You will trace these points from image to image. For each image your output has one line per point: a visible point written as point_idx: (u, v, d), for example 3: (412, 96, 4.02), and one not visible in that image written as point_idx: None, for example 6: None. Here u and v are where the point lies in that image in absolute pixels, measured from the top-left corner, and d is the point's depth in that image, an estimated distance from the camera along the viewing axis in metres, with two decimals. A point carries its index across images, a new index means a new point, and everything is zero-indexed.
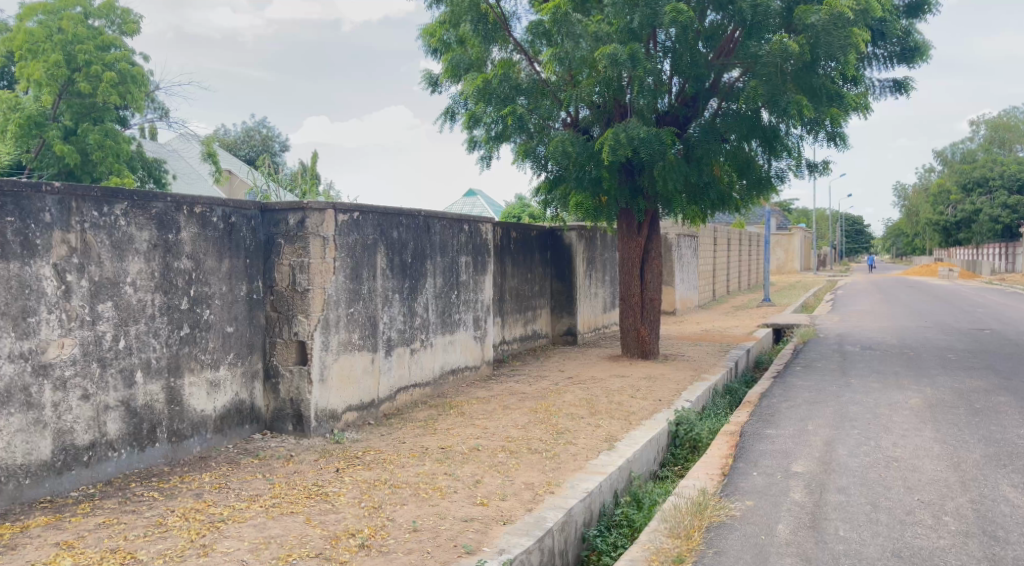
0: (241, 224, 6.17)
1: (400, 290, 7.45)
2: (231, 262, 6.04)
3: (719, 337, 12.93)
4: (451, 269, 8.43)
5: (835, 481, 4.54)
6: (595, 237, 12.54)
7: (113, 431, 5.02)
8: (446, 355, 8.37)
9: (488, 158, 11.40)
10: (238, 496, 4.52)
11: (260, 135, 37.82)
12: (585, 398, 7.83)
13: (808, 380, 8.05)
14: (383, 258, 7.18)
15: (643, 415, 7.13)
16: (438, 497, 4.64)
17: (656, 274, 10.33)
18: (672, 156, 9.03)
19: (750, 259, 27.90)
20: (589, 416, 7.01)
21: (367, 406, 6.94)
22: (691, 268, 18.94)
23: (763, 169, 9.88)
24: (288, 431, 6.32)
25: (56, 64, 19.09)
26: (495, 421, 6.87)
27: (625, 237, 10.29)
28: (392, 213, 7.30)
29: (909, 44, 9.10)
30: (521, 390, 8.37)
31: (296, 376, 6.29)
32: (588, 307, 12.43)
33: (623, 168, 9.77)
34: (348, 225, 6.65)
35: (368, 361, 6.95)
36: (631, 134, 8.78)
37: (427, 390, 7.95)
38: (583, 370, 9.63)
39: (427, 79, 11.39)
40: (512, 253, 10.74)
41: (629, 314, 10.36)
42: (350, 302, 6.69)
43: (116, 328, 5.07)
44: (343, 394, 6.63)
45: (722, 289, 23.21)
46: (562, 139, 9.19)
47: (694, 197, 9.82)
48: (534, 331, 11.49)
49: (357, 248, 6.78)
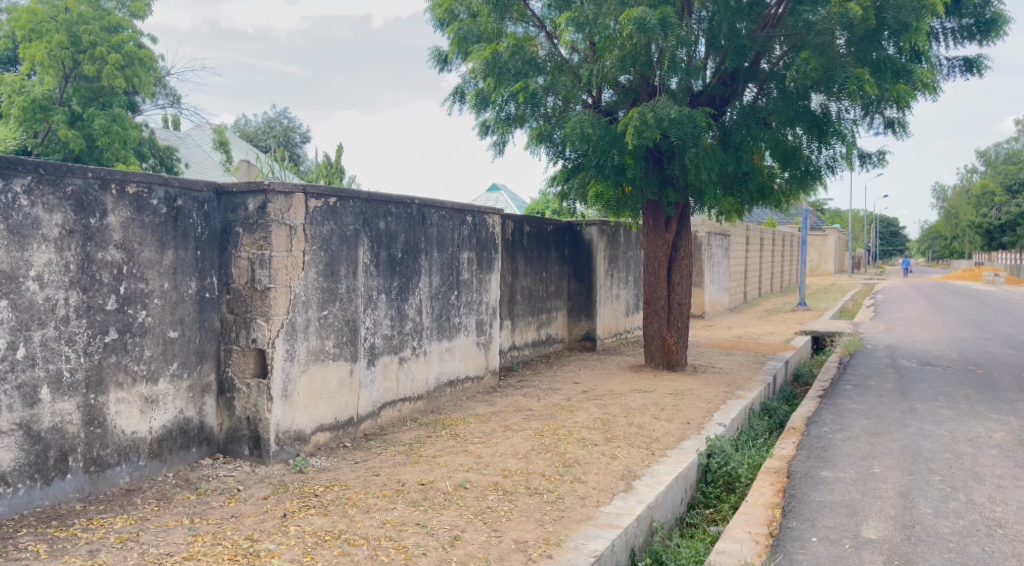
0: (191, 208, 5.15)
1: (387, 289, 6.44)
2: (176, 254, 5.04)
3: (754, 345, 11.78)
4: (450, 266, 7.40)
5: (924, 559, 3.46)
6: (618, 233, 11.44)
7: (5, 462, 4.08)
8: (442, 364, 7.33)
9: (501, 144, 10.39)
10: (141, 557, 3.54)
11: (282, 126, 37.02)
12: (600, 419, 6.74)
13: (863, 402, 6.90)
14: (367, 252, 6.17)
15: (667, 442, 6.03)
16: (401, 562, 3.62)
17: (686, 276, 9.21)
18: (706, 142, 7.92)
19: (783, 259, 26.51)
20: (603, 443, 5.94)
21: (343, 425, 5.95)
22: (722, 269, 17.79)
23: (810, 160, 8.70)
24: (244, 456, 5.32)
25: (60, 45, 18.34)
26: (492, 447, 5.83)
27: (652, 234, 9.17)
28: (378, 201, 6.30)
29: (984, 15, 7.89)
30: (528, 407, 7.32)
31: (253, 391, 5.29)
32: (609, 309, 11.32)
33: (650, 156, 8.65)
34: (322, 213, 5.67)
35: (346, 373, 5.96)
36: (659, 114, 7.68)
37: (418, 405, 6.91)
38: (599, 382, 8.54)
39: (435, 55, 10.35)
40: (525, 250, 9.69)
41: (654, 320, 9.24)
42: (323, 304, 5.69)
43: (13, 334, 4.11)
44: (313, 412, 5.63)
45: (754, 291, 21.96)
46: (580, 121, 8.18)
47: (729, 188, 8.75)
48: (548, 336, 10.42)
49: (332, 240, 5.77)
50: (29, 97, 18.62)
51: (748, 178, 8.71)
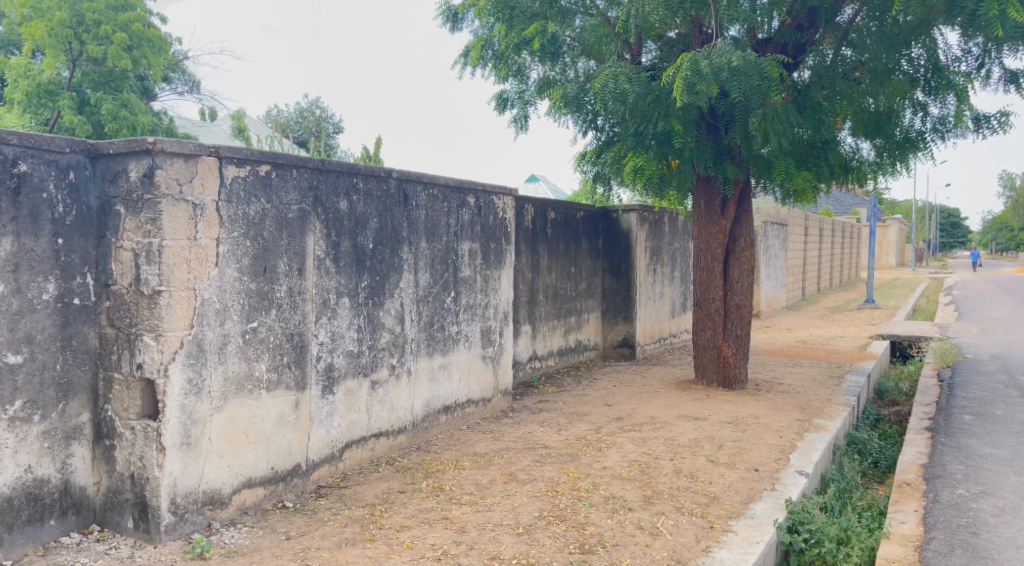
0: (45, 176, 3.59)
1: (352, 291, 4.85)
2: (18, 243, 3.48)
3: (826, 352, 9.96)
4: (445, 260, 5.77)
5: None
6: (662, 221, 9.70)
7: None
8: (434, 386, 5.71)
9: (523, 119, 8.69)
10: None
11: (314, 115, 35.66)
12: (638, 464, 5.08)
13: (998, 446, 5.16)
14: (320, 242, 4.59)
15: (731, 505, 4.37)
16: None
17: (746, 272, 7.41)
18: (777, 101, 6.17)
19: (843, 251, 24.24)
20: (643, 507, 4.31)
21: (284, 476, 4.41)
22: (780, 263, 15.87)
23: (907, 126, 6.95)
24: (127, 530, 3.77)
25: (61, 22, 16.93)
26: (484, 512, 4.22)
27: (704, 219, 7.41)
28: (339, 171, 4.71)
29: None
30: (545, 442, 5.68)
31: (138, 439, 3.72)
32: (652, 310, 9.57)
33: (704, 121, 6.92)
34: (249, 188, 4.12)
35: (288, 407, 4.41)
36: (718, 62, 5.88)
37: (397, 441, 5.31)
38: (639, 404, 6.86)
39: (444, 12, 8.67)
40: (549, 241, 8.02)
41: (705, 326, 7.48)
42: (249, 314, 4.13)
43: None
44: (234, 463, 4.08)
45: (813, 286, 19.87)
46: (613, 74, 6.47)
47: (803, 161, 6.95)
48: (578, 343, 8.73)
49: (265, 223, 4.21)
50: (34, 80, 17.28)
51: (827, 148, 6.94)
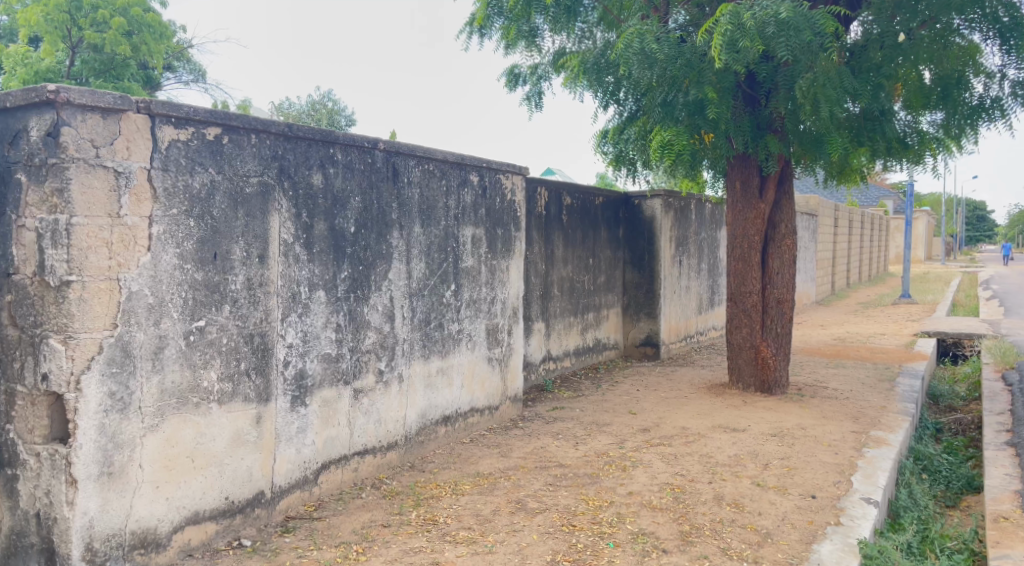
0: None
1: (328, 283, 4.05)
2: None
3: (869, 352, 9.06)
4: (443, 248, 4.97)
5: None
6: (689, 209, 8.85)
7: None
8: (431, 393, 4.91)
9: (537, 96, 7.88)
10: None
11: (325, 108, 34.94)
12: (671, 488, 4.26)
13: None
14: (288, 223, 3.79)
15: (789, 545, 3.55)
16: None
17: (788, 263, 6.56)
18: (830, 62, 5.32)
19: (872, 245, 23.23)
20: (681, 547, 3.50)
21: (242, 507, 3.62)
22: (809, 256, 14.95)
23: (974, 94, 6.07)
24: None
25: (58, 7, 16.24)
26: (484, 554, 3.42)
27: (740, 203, 6.55)
28: (313, 139, 3.91)
29: None
30: (559, 458, 4.87)
31: (44, 468, 2.95)
32: (677, 305, 8.72)
33: (741, 90, 6.09)
34: (193, 154, 3.33)
35: (247, 423, 3.62)
36: (764, 14, 5.02)
37: (386, 460, 4.53)
38: (668, 412, 6.03)
39: None
40: (564, 228, 7.20)
41: (741, 324, 6.62)
42: (193, 311, 3.35)
43: None
44: (174, 494, 3.30)
45: (842, 281, 18.89)
46: (639, 32, 5.61)
47: (857, 137, 6.10)
48: (597, 342, 7.90)
49: (215, 198, 3.42)
50: (32, 68, 16.57)
51: (884, 120, 6.04)
